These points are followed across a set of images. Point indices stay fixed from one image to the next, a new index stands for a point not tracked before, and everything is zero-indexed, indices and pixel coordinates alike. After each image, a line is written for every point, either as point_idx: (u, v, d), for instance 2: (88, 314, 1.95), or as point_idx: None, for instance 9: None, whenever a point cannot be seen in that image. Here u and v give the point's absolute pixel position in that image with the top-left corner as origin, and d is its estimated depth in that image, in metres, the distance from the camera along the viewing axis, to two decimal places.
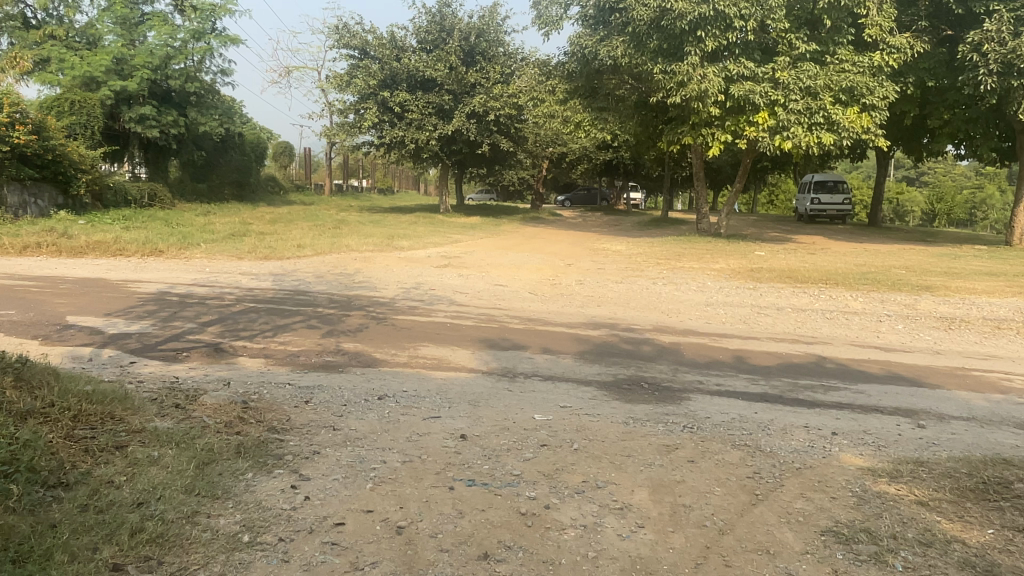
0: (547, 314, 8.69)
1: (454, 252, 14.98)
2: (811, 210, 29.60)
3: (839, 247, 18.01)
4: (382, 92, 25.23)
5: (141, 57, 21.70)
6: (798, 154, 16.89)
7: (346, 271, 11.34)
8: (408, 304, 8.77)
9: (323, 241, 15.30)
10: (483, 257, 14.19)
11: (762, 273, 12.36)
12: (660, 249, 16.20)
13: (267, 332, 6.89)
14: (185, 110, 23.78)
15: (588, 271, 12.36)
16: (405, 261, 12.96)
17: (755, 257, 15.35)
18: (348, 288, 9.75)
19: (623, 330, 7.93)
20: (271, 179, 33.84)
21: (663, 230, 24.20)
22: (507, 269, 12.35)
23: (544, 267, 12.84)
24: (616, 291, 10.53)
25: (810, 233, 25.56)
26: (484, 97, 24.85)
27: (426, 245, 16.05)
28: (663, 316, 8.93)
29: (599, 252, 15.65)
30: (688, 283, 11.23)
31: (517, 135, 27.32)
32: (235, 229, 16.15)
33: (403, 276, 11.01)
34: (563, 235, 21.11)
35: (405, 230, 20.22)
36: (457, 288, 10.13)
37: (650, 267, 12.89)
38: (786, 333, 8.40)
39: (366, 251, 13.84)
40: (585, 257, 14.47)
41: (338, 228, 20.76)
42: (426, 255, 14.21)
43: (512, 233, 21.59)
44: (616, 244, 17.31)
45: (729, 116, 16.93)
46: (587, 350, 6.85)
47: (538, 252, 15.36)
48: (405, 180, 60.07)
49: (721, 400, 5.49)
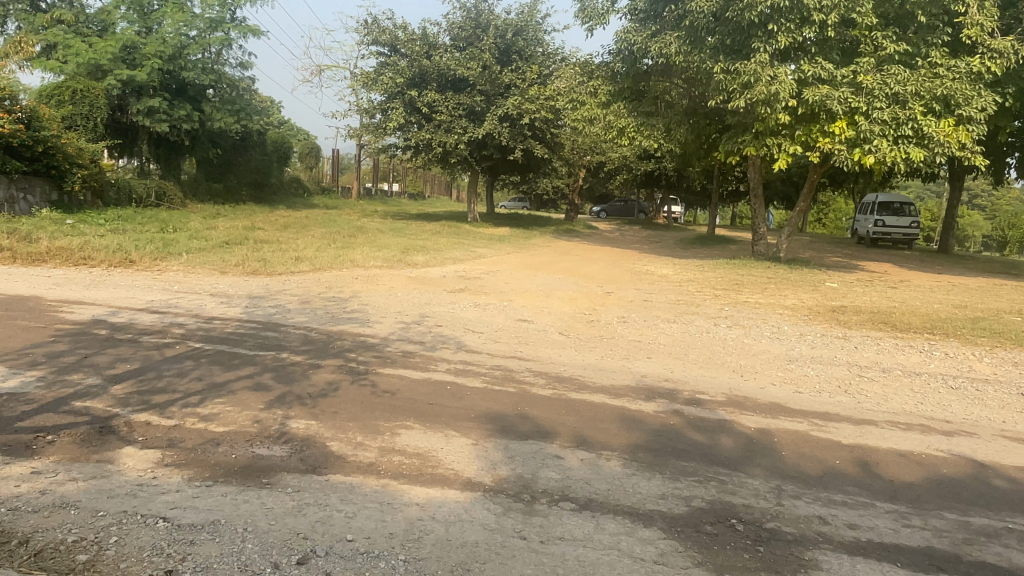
0: (584, 369, 6.62)
1: (476, 271, 12.98)
2: (873, 233, 27.00)
3: (921, 280, 15.62)
4: (409, 91, 23.46)
5: (152, 46, 20.29)
6: (880, 171, 14.57)
7: (341, 295, 9.40)
8: (404, 349, 6.77)
9: (328, 253, 13.45)
10: (508, 278, 12.17)
11: (847, 314, 10.12)
12: (713, 277, 14.04)
13: (191, 396, 4.93)
14: (200, 105, 22.33)
15: (633, 303, 10.26)
16: (416, 281, 11.00)
17: (828, 290, 13.11)
18: (334, 321, 7.80)
19: (688, 402, 5.83)
20: (295, 181, 32.35)
21: (712, 250, 21.95)
22: (534, 297, 10.32)
23: (579, 295, 10.78)
24: (670, 334, 8.43)
25: (875, 259, 23.03)
26: (519, 99, 22.88)
27: (446, 261, 14.10)
28: (737, 378, 6.81)
29: (642, 276, 13.53)
30: (759, 327, 9.07)
31: (553, 142, 25.29)
32: (233, 235, 14.40)
33: (407, 304, 9.03)
34: (600, 253, 19.02)
35: (425, 242, 18.39)
36: (471, 324, 8.13)
37: (707, 301, 10.73)
38: (907, 412, 6.21)
39: (373, 268, 11.94)
40: (628, 283, 12.36)
41: (353, 236, 19.03)
42: (442, 273, 12.26)
43: (545, 248, 19.60)
44: (661, 267, 15.17)
45: (799, 124, 14.72)
46: (641, 442, 4.76)
47: (573, 274, 13.31)
48: (438, 185, 58.37)
49: (868, 568, 3.36)
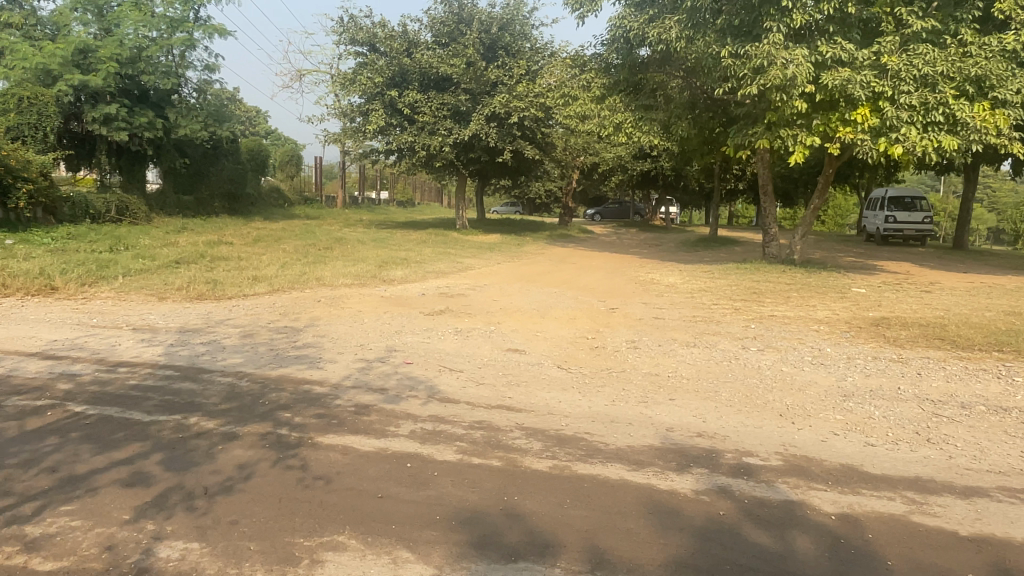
0: (591, 423, 5.08)
1: (461, 286, 11.48)
2: (884, 230, 25.60)
3: (953, 282, 14.14)
4: (389, 91, 21.93)
5: (108, 49, 18.72)
6: (908, 163, 13.09)
7: (295, 323, 7.87)
8: (358, 401, 5.24)
9: (292, 269, 11.92)
10: (496, 294, 10.65)
11: (894, 330, 8.61)
12: (728, 285, 12.53)
13: (27, 505, 3.40)
14: (164, 111, 20.84)
15: (643, 322, 8.73)
16: (388, 302, 9.46)
17: (858, 298, 11.62)
18: (275, 361, 6.26)
19: (735, 472, 4.31)
20: (274, 191, 30.81)
21: (718, 253, 20.48)
22: (527, 318, 8.80)
23: (579, 313, 9.26)
24: (693, 364, 6.90)
25: (889, 258, 21.58)
26: (507, 97, 21.35)
27: (427, 275, 12.59)
28: (788, 428, 5.28)
29: (647, 287, 12.03)
30: (796, 350, 7.55)
31: (544, 142, 23.80)
32: (188, 253, 12.85)
33: (373, 332, 7.50)
34: (598, 260, 17.55)
35: (407, 253, 16.89)
36: (449, 358, 6.59)
37: (728, 316, 9.22)
38: (1020, 472, 4.70)
39: (342, 287, 10.40)
40: (633, 296, 10.84)
41: (330, 248, 17.50)
42: (421, 291, 10.73)
43: (537, 256, 18.10)
44: (667, 275, 13.68)
45: (817, 112, 13.27)
46: (685, 556, 3.24)
47: (569, 286, 11.82)
48: (427, 191, 56.84)
49: None
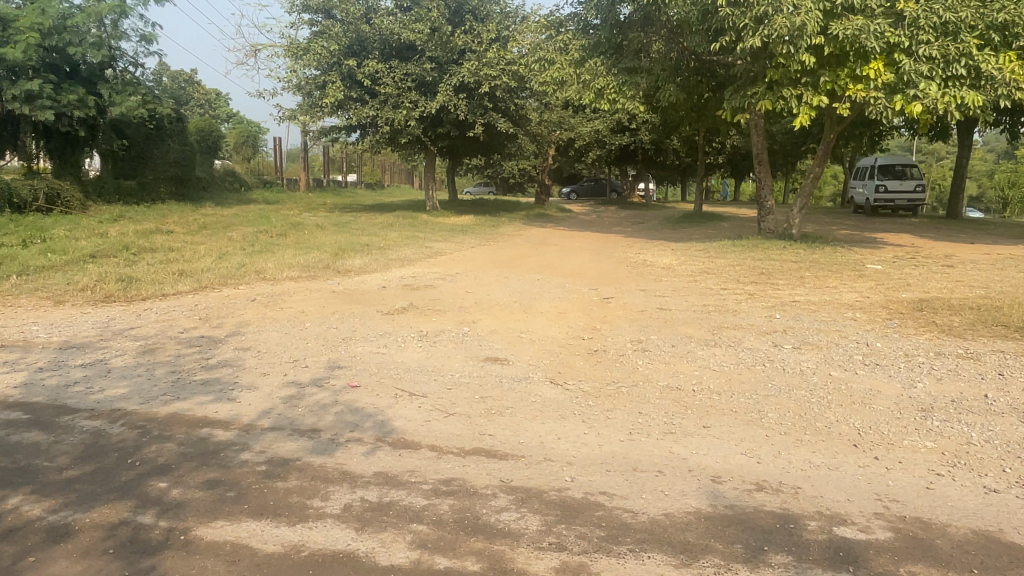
0: (606, 475, 3.59)
1: (428, 274, 9.92)
2: (875, 201, 24.43)
3: (971, 255, 12.85)
4: (347, 61, 20.06)
5: (27, 17, 16.65)
6: (925, 123, 11.73)
7: (216, 332, 6.25)
8: (275, 453, 3.70)
9: (231, 261, 10.25)
10: (469, 284, 9.10)
11: (944, 316, 7.22)
12: (730, 265, 11.12)
13: None
14: (95, 88, 18.78)
15: (646, 316, 7.24)
16: (339, 298, 7.86)
17: (878, 275, 10.26)
18: (174, 389, 4.68)
19: (831, 561, 2.85)
20: (229, 174, 28.73)
21: (707, 230, 19.09)
22: (507, 313, 7.26)
23: (568, 305, 7.74)
24: (720, 372, 5.43)
25: (885, 230, 20.39)
26: (476, 64, 19.61)
27: (390, 263, 11.01)
28: (874, 469, 3.83)
29: (641, 270, 10.59)
30: (840, 346, 6.10)
31: (517, 115, 22.11)
32: (110, 245, 11.06)
33: (313, 342, 5.91)
34: (580, 240, 16.08)
35: (370, 237, 15.27)
36: (409, 374, 5.03)
37: (745, 304, 7.76)
38: None
39: (285, 281, 8.76)
40: (628, 282, 9.36)
41: (283, 235, 15.76)
42: (381, 282, 9.14)
43: (513, 238, 16.56)
44: (661, 256, 12.22)
45: (824, 69, 11.83)
46: None
47: (553, 272, 10.31)
48: (397, 172, 54.84)
49: None
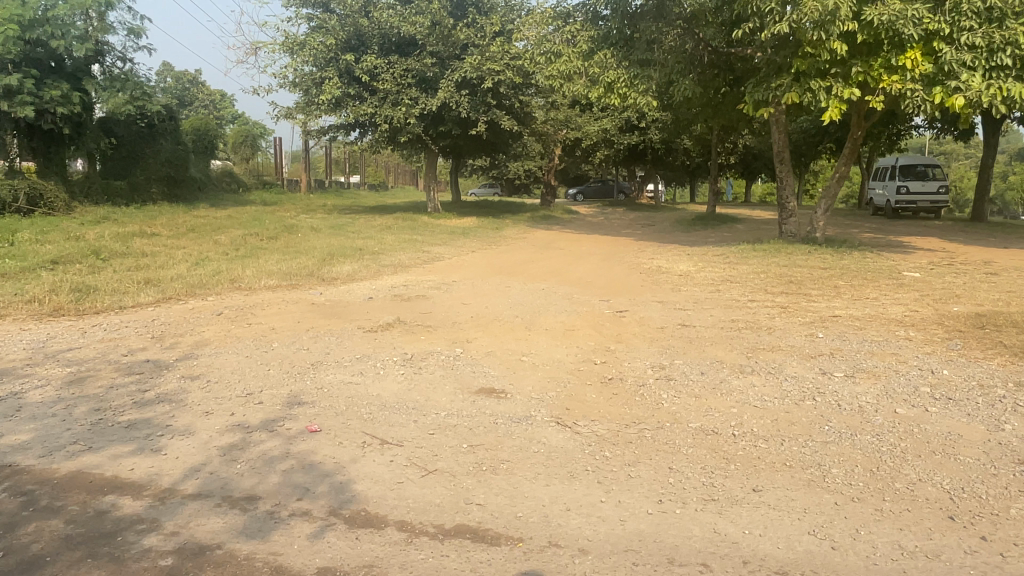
0: (633, 571, 2.65)
1: (422, 283, 9.01)
2: (896, 202, 23.40)
3: (1014, 261, 11.85)
4: (344, 56, 19.18)
5: (6, 9, 15.84)
6: (967, 119, 10.73)
7: (166, 354, 5.35)
8: (191, 537, 2.78)
9: (206, 268, 9.36)
10: (467, 295, 8.19)
11: (1012, 335, 6.24)
12: (754, 273, 10.14)
13: None
14: (81, 83, 17.97)
15: (668, 334, 6.29)
16: (318, 312, 6.94)
17: (919, 284, 9.29)
18: (90, 434, 3.78)
19: None
20: (226, 175, 27.93)
21: (722, 233, 18.13)
22: (508, 331, 6.34)
23: (577, 320, 6.81)
24: (764, 410, 4.49)
25: (910, 233, 19.37)
26: (479, 59, 18.69)
27: (383, 270, 10.11)
28: (987, 557, 2.89)
29: (657, 279, 9.66)
30: (902, 375, 5.13)
31: (523, 112, 21.19)
32: (78, 250, 10.18)
33: (277, 368, 5.00)
34: (588, 244, 15.16)
35: (366, 241, 14.38)
36: (384, 412, 4.11)
37: (779, 319, 6.81)
38: None
39: (262, 291, 7.87)
40: (644, 292, 8.43)
41: (273, 238, 14.88)
42: (369, 292, 8.24)
43: (517, 242, 15.65)
44: (677, 262, 11.27)
45: (856, 58, 10.86)
46: None
47: (560, 280, 9.38)
48: (401, 173, 53.99)
49: None
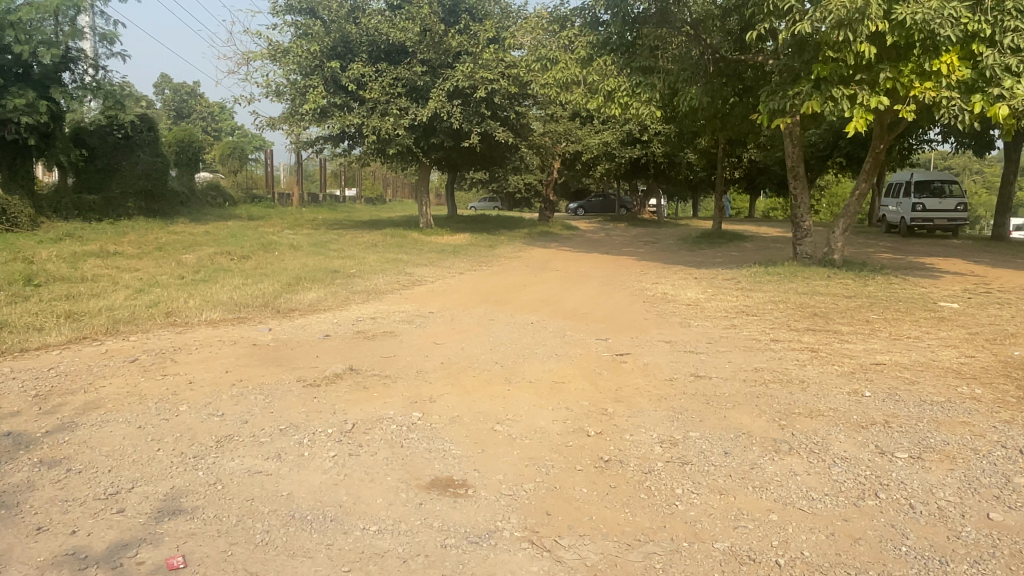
0: None
1: (393, 313, 7.86)
2: (912, 220, 22.24)
3: None
4: (329, 63, 18.10)
5: None
6: (1010, 132, 9.57)
7: (38, 425, 4.17)
8: None
9: (148, 295, 8.22)
10: (442, 330, 7.04)
11: None
12: (771, 303, 8.97)
13: None
14: (49, 91, 16.79)
15: (678, 388, 5.11)
16: (256, 356, 5.77)
17: (963, 319, 8.11)
18: None
19: None
20: (211, 188, 26.82)
21: (729, 254, 16.98)
22: (482, 382, 5.16)
23: (569, 368, 5.62)
24: (814, 517, 3.31)
25: (930, 252, 18.20)
26: (471, 66, 17.59)
27: (352, 295, 8.97)
28: None
29: (662, 308, 8.52)
30: (985, 459, 3.94)
31: (519, 124, 20.11)
32: (8, 274, 9.02)
33: (172, 447, 3.84)
34: (587, 265, 14.00)
35: (345, 261, 13.25)
36: (286, 531, 2.95)
37: (812, 369, 5.63)
38: None
39: (200, 327, 6.70)
40: (647, 327, 7.27)
41: (246, 257, 13.74)
42: (328, 327, 7.08)
43: (510, 262, 14.51)
44: (684, 289, 10.11)
45: (883, 63, 9.75)
46: None
47: (551, 310, 8.23)
48: (399, 187, 52.95)
49: None
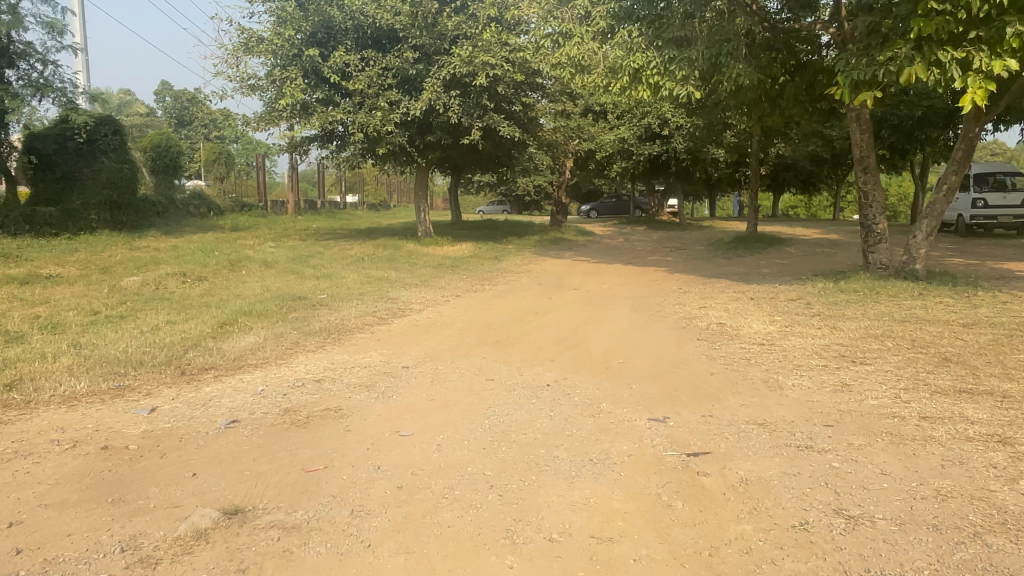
0: None
1: (350, 370, 5.52)
2: (972, 218, 19.82)
3: None
4: (308, 51, 15.79)
5: None
6: None
7: None
8: None
9: (13, 349, 5.92)
10: (415, 402, 4.69)
11: None
12: (872, 341, 6.57)
13: None
14: None
15: (827, 557, 2.74)
16: (89, 480, 3.45)
17: None
18: None
19: None
20: (195, 197, 24.65)
21: (773, 262, 14.58)
22: (463, 543, 2.84)
23: (616, 498, 3.25)
24: None
25: (1004, 255, 15.69)
26: (471, 50, 15.22)
27: (305, 337, 6.65)
28: None
29: (730, 352, 6.14)
30: None
31: (526, 118, 17.79)
32: None
33: None
34: (611, 281, 11.63)
35: (318, 282, 10.97)
36: None
37: None
38: None
39: (43, 414, 4.39)
40: (720, 392, 4.89)
41: (201, 279, 11.48)
42: (244, 401, 4.74)
43: (518, 277, 12.20)
44: (744, 319, 7.72)
45: (1009, 14, 7.25)
46: None
47: (574, 359, 5.90)
48: (404, 192, 50.76)
49: None
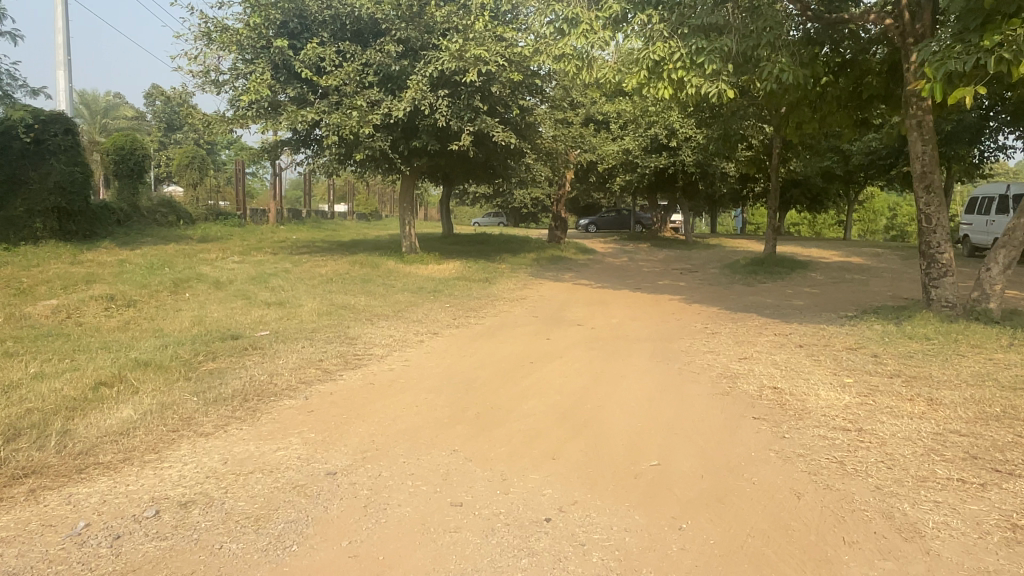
0: None
1: (244, 478, 3.62)
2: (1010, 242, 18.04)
3: None
4: (277, 42, 14.00)
5: None
6: None
7: None
8: None
9: None
10: (325, 563, 2.82)
11: None
12: (1000, 426, 4.70)
13: None
14: None
15: None
16: None
17: None
18: None
19: None
20: (164, 205, 22.76)
21: (803, 291, 12.75)
22: None
23: None
24: None
25: None
26: (461, 43, 13.40)
27: (207, 406, 4.75)
28: None
29: (810, 445, 4.28)
30: None
31: (523, 123, 15.98)
32: None
33: None
34: (620, 314, 9.80)
35: (268, 311, 9.09)
36: None
37: None
38: None
39: None
40: (825, 545, 3.03)
41: (130, 305, 9.58)
42: (37, 560, 2.84)
43: (511, 307, 10.35)
44: (803, 381, 5.87)
45: None
46: None
47: (585, 455, 4.03)
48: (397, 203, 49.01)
49: None
